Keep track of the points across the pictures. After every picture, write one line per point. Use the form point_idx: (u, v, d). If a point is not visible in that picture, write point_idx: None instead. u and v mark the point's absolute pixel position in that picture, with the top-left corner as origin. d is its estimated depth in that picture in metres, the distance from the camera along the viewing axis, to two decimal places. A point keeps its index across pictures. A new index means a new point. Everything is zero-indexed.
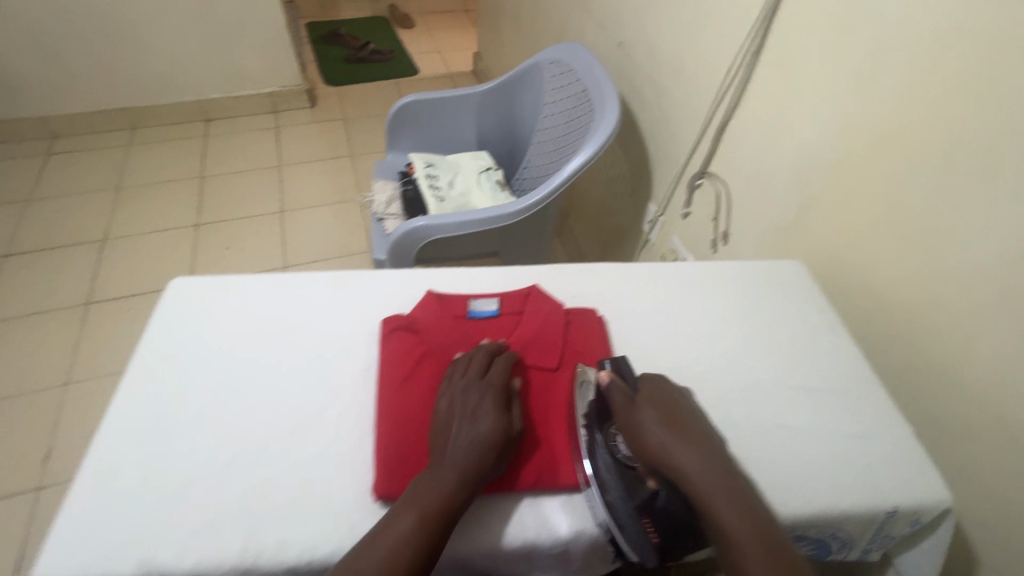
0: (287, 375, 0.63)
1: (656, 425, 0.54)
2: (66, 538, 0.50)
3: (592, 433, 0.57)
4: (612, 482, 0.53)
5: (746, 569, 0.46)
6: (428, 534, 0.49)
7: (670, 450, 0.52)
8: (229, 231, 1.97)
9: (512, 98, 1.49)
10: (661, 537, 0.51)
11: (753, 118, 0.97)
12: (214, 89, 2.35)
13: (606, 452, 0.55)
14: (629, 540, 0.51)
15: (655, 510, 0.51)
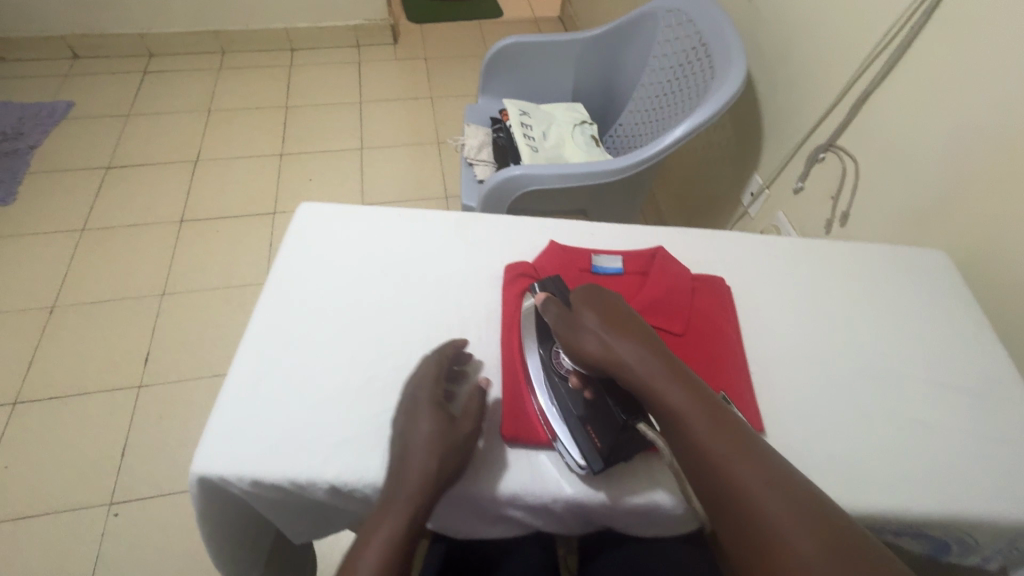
0: (414, 309, 0.64)
1: (596, 328, 0.54)
2: (222, 434, 0.54)
3: (534, 352, 0.58)
4: (551, 396, 0.56)
5: (699, 443, 0.47)
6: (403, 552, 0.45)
7: (611, 347, 0.53)
8: (310, 163, 2.01)
9: (617, 49, 1.41)
10: (603, 440, 0.53)
11: (905, 90, 0.88)
12: (301, 18, 2.34)
13: (543, 369, 0.57)
14: (574, 450, 0.54)
15: (598, 414, 0.54)
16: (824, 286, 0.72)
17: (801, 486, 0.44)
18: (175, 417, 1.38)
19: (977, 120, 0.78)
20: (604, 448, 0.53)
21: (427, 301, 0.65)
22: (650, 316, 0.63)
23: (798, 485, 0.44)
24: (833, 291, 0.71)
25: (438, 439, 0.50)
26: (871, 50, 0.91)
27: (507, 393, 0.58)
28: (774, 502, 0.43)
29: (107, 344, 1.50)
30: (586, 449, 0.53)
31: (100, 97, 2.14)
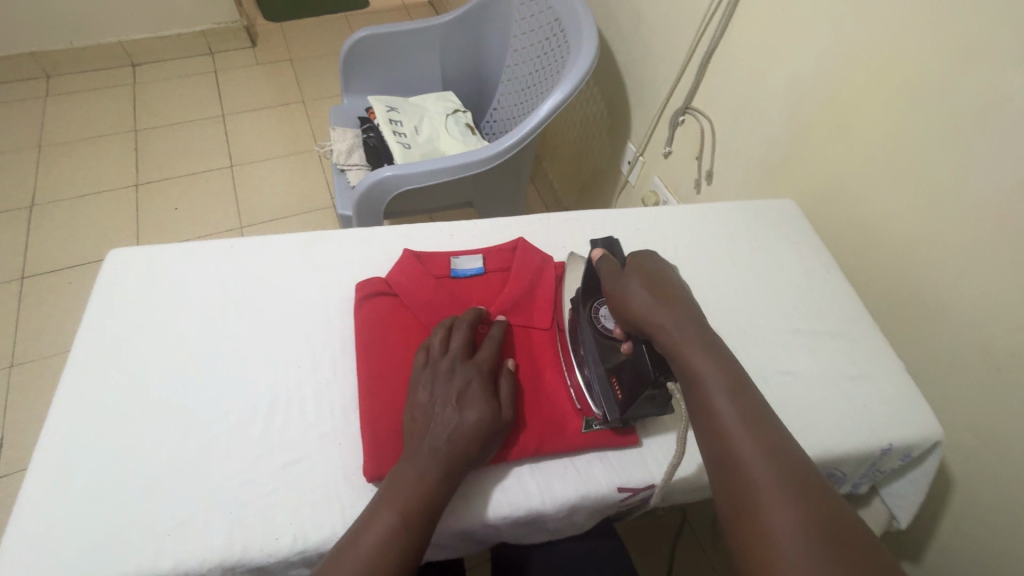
0: (259, 352, 0.57)
1: (638, 287, 0.52)
2: (20, 551, 0.45)
3: (578, 308, 0.58)
4: (590, 346, 0.56)
5: (713, 414, 0.44)
6: (413, 534, 0.44)
7: (649, 310, 0.50)
8: (174, 190, 1.81)
9: (478, 31, 1.37)
10: (625, 393, 0.53)
11: (742, 46, 0.90)
12: (137, 28, 2.08)
13: (588, 322, 0.56)
14: (597, 394, 0.55)
15: (626, 367, 0.53)
16: (686, 252, 0.72)
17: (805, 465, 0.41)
18: None
19: (806, 68, 0.80)
20: (623, 399, 0.53)
21: (272, 340, 0.58)
22: (514, 315, 0.60)
23: (808, 474, 0.41)
24: (695, 255, 0.72)
25: (482, 431, 0.48)
26: (709, 9, 0.93)
27: (366, 427, 0.51)
28: (750, 443, 0.42)
29: None
30: (606, 396, 0.54)
31: None
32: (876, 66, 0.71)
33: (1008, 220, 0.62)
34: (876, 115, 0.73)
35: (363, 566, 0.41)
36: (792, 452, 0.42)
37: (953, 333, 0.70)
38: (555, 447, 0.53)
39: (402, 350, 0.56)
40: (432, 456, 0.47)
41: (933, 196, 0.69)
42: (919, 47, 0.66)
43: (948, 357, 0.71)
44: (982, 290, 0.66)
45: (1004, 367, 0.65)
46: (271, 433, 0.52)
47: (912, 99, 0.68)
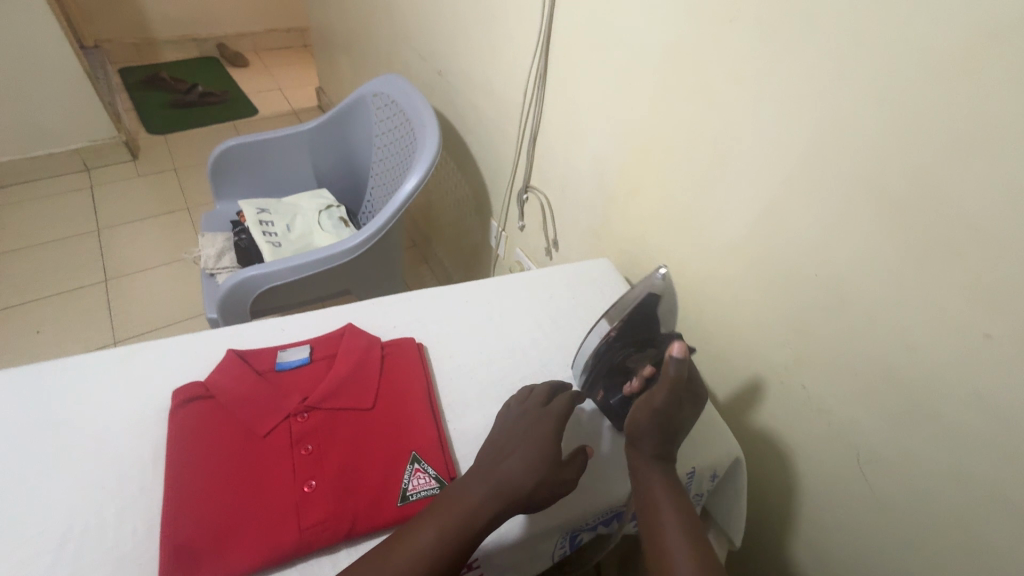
0: (55, 478, 0.55)
1: (655, 410, 0.58)
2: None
3: (616, 330, 0.64)
4: (602, 360, 0.65)
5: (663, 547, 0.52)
6: (444, 559, 0.49)
7: (642, 427, 0.59)
8: (38, 312, 1.69)
9: (344, 133, 1.47)
10: (599, 400, 0.67)
11: (553, 132, 1.04)
12: (1, 151, 2.02)
13: (618, 347, 0.65)
14: (581, 384, 0.68)
15: (616, 394, 0.66)
16: (512, 315, 0.79)
17: None
18: None
19: (598, 148, 0.94)
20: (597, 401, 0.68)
21: (75, 462, 0.56)
22: (334, 398, 0.62)
23: None
24: (521, 316, 0.79)
25: (546, 466, 0.55)
26: (525, 104, 1.08)
27: (165, 538, 0.50)
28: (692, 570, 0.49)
29: None
30: (589, 391, 0.68)
31: None
32: (641, 145, 0.85)
33: (755, 259, 0.74)
34: (651, 183, 0.86)
35: None
36: None
37: (750, 356, 0.81)
38: (369, 526, 0.53)
39: (213, 452, 0.56)
40: (490, 493, 0.53)
41: (704, 246, 0.82)
42: (662, 130, 0.81)
43: (750, 380, 0.81)
44: (754, 318, 0.77)
45: (786, 381, 0.76)
46: (60, 565, 0.49)
47: (669, 168, 0.82)
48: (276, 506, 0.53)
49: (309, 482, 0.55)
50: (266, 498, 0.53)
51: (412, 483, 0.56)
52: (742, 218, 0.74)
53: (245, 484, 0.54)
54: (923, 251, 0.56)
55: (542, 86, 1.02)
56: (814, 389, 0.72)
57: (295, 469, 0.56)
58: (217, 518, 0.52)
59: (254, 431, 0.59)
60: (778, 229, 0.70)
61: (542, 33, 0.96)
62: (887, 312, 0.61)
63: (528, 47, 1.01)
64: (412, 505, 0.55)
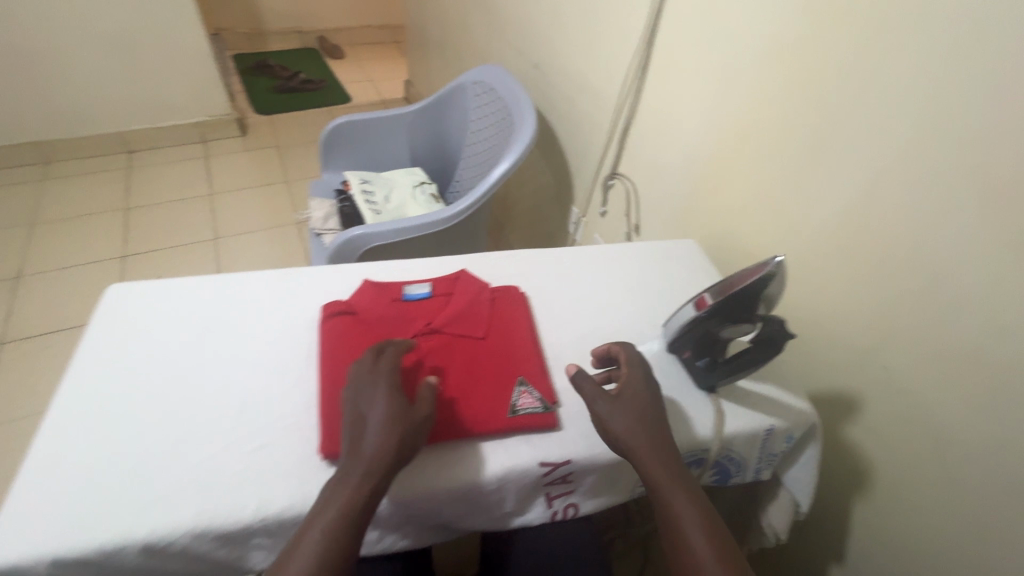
0: (232, 361, 0.67)
1: (624, 417, 0.61)
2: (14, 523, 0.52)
3: (716, 305, 0.65)
4: (697, 326, 0.69)
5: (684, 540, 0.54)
6: (348, 531, 0.50)
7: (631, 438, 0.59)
8: (159, 260, 1.92)
9: (441, 117, 1.60)
10: (687, 356, 0.72)
11: (646, 121, 1.11)
12: (136, 120, 2.30)
13: (715, 318, 0.67)
14: (671, 338, 0.73)
15: (705, 357, 0.71)
16: (602, 278, 0.87)
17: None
18: None
19: (690, 136, 1.01)
20: (685, 356, 0.73)
21: (245, 353, 0.68)
22: (454, 326, 0.72)
23: None
24: (611, 281, 0.87)
25: (398, 430, 0.55)
26: (620, 94, 1.15)
27: (325, 415, 0.61)
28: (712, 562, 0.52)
29: None
30: (679, 345, 0.73)
31: None
32: (737, 134, 0.91)
33: (846, 244, 0.78)
34: (745, 170, 0.91)
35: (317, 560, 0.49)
36: None
37: (829, 339, 0.84)
38: (485, 429, 0.63)
39: (357, 356, 0.67)
40: (366, 467, 0.53)
41: (794, 232, 0.86)
42: (761, 120, 0.86)
43: (829, 363, 0.85)
44: (839, 301, 0.81)
45: (867, 363, 0.79)
46: (242, 425, 0.61)
47: (765, 156, 0.87)
48: (409, 403, 0.63)
49: (435, 388, 0.65)
50: (400, 395, 0.64)
51: (520, 400, 0.65)
52: (837, 203, 0.78)
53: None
54: (1022, 234, 0.60)
55: (639, 77, 1.09)
56: (895, 370, 0.76)
57: (423, 377, 0.66)
58: None
59: None
60: (874, 215, 0.74)
61: (647, 27, 1.02)
62: (979, 295, 0.65)
63: (629, 40, 1.09)
64: (520, 417, 0.64)
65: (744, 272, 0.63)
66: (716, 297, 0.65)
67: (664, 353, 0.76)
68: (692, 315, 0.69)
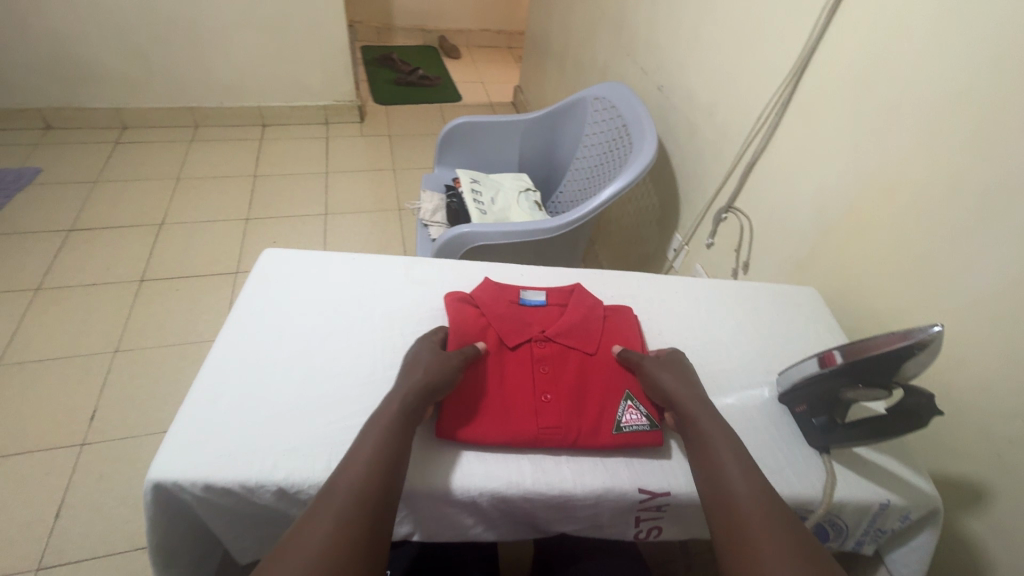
0: (363, 336, 0.74)
1: (670, 376, 0.68)
2: (175, 442, 0.59)
3: (843, 363, 0.62)
4: (820, 382, 0.66)
5: (728, 484, 0.56)
6: (396, 442, 0.57)
7: (677, 392, 0.66)
8: (276, 226, 2.10)
9: (556, 128, 1.63)
10: (800, 409, 0.70)
11: (778, 158, 1.07)
12: (274, 97, 2.53)
13: (842, 377, 0.63)
14: (786, 388, 0.71)
15: (822, 414, 0.68)
16: (715, 318, 0.86)
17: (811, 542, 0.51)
18: (117, 476, 1.35)
19: (826, 180, 0.96)
20: (797, 409, 0.71)
21: (373, 330, 0.75)
22: (567, 338, 0.74)
23: (804, 545, 0.51)
24: (724, 321, 0.85)
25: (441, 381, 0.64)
26: (752, 128, 1.12)
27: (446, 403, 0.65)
28: (753, 504, 0.54)
29: (55, 401, 1.48)
30: (792, 396, 0.71)
31: (67, 163, 2.21)
32: (884, 187, 0.86)
33: (1002, 322, 0.72)
34: (886, 225, 0.86)
35: (371, 456, 0.55)
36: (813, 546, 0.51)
37: (962, 420, 0.77)
38: (590, 439, 0.64)
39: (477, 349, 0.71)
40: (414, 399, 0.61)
41: (936, 299, 0.80)
42: (917, 176, 0.81)
43: (957, 445, 0.78)
44: (981, 382, 0.75)
45: (1005, 455, 0.72)
46: (367, 397, 0.66)
47: (914, 214, 0.82)
48: (521, 405, 0.66)
49: (546, 395, 0.67)
50: (513, 391, 0.68)
51: (627, 416, 0.67)
52: (995, 277, 0.72)
53: (498, 378, 0.69)
54: None
55: (779, 114, 1.05)
56: None
57: (536, 384, 0.69)
58: (480, 397, 0.67)
59: (505, 344, 0.73)
60: None
61: (798, 64, 0.99)
62: None
63: (773, 75, 1.05)
64: (625, 433, 0.65)
65: (887, 339, 0.59)
66: (844, 355, 0.62)
67: (776, 403, 0.73)
68: (815, 370, 0.66)
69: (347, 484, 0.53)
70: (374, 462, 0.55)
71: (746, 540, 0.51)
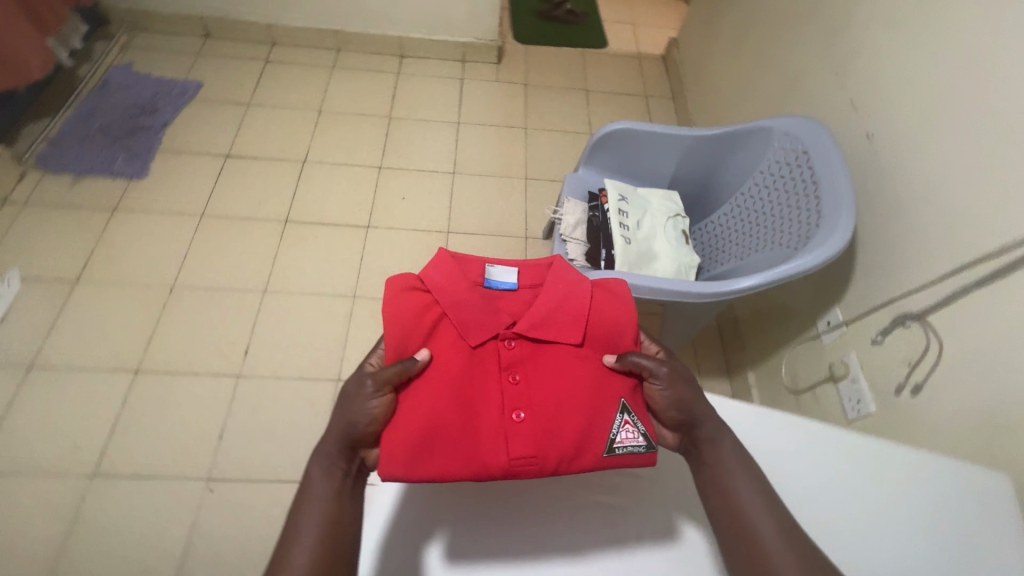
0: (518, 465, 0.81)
1: (665, 385, 0.82)
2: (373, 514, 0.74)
3: None
4: None
5: (731, 486, 0.72)
6: (338, 469, 0.74)
7: (677, 401, 0.81)
8: (406, 180, 2.13)
9: (726, 150, 1.44)
10: None
11: (1012, 298, 0.92)
12: (416, 28, 2.43)
13: None
14: None
15: None
16: (893, 510, 0.77)
17: (801, 537, 0.68)
18: (266, 411, 1.59)
19: None
20: None
21: None
22: (539, 337, 0.87)
23: (796, 540, 0.68)
24: (903, 515, 0.77)
25: (381, 403, 0.78)
26: (989, 249, 0.95)
27: (425, 407, 0.78)
28: (754, 503, 0.70)
29: (218, 330, 1.71)
30: None
31: (224, 79, 2.31)
32: None
33: None
34: None
35: (328, 489, 0.72)
36: (804, 543, 0.68)
37: None
38: (582, 460, 0.77)
39: (446, 353, 0.84)
40: (351, 425, 0.77)
41: None
42: None
43: None
44: None
45: None
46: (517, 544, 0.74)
47: None
48: (496, 415, 0.79)
49: (517, 410, 0.79)
50: (491, 399, 0.81)
51: (622, 435, 0.79)
52: None
53: (461, 378, 0.82)
54: None
55: None
56: None
57: (505, 396, 0.81)
58: (455, 397, 0.79)
59: (469, 345, 0.85)
60: None
61: None
62: None
63: None
64: (616, 455, 0.78)
65: None
66: None
67: None
68: None
69: (313, 515, 0.70)
70: (332, 495, 0.72)
71: (753, 536, 0.68)
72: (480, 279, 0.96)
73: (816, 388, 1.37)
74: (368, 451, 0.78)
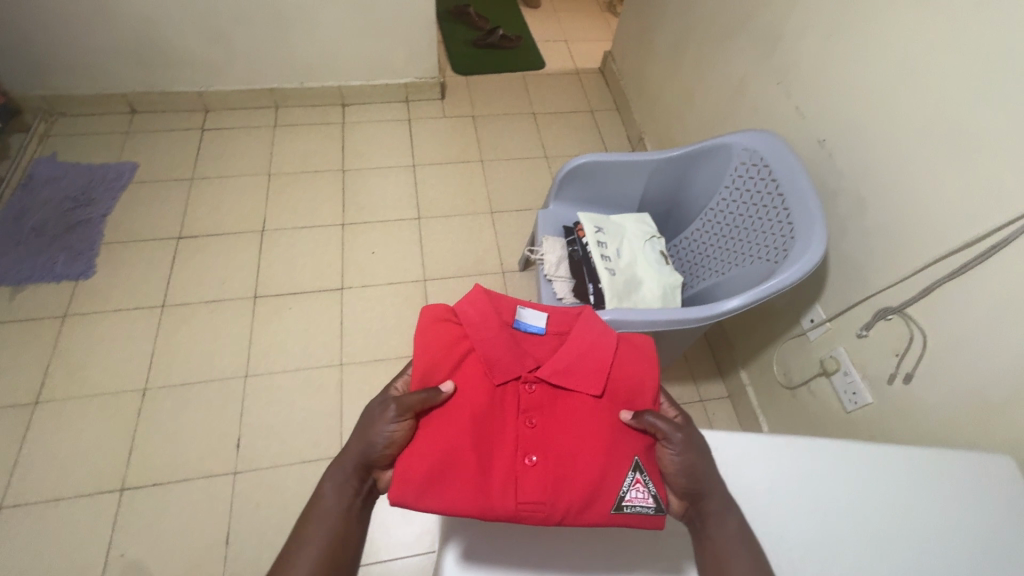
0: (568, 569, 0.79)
1: (680, 452, 0.78)
2: None
3: None
4: None
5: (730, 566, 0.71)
6: (349, 490, 0.76)
7: (690, 469, 0.77)
8: (372, 234, 2.08)
9: (690, 168, 1.48)
10: None
11: (984, 287, 0.99)
12: (355, 76, 2.38)
13: None
14: None
15: None
16: (922, 512, 0.83)
17: None
18: (273, 504, 1.52)
19: None
20: None
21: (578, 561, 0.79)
22: (558, 379, 0.85)
23: None
24: (931, 516, 0.82)
25: (402, 433, 0.78)
26: (955, 244, 1.03)
27: (438, 454, 0.75)
28: None
29: (204, 427, 1.62)
30: None
31: (160, 156, 2.19)
32: None
33: None
34: None
35: (338, 507, 0.74)
36: None
37: None
38: (590, 516, 0.73)
39: (467, 387, 0.83)
40: (370, 450, 0.77)
41: None
42: None
43: None
44: None
45: None
46: None
47: None
48: (508, 465, 0.76)
49: (530, 458, 0.77)
50: (505, 444, 0.78)
51: (631, 495, 0.75)
52: None
53: (481, 418, 0.80)
54: None
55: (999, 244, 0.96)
56: None
57: (519, 446, 0.78)
58: (472, 446, 0.76)
59: (493, 379, 0.84)
60: None
61: None
62: None
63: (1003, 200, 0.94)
64: (624, 515, 0.74)
65: None
66: None
67: None
68: None
69: (321, 535, 0.72)
70: (339, 514, 0.74)
71: None
72: (511, 317, 0.94)
73: (811, 381, 1.43)
74: (381, 474, 0.79)
